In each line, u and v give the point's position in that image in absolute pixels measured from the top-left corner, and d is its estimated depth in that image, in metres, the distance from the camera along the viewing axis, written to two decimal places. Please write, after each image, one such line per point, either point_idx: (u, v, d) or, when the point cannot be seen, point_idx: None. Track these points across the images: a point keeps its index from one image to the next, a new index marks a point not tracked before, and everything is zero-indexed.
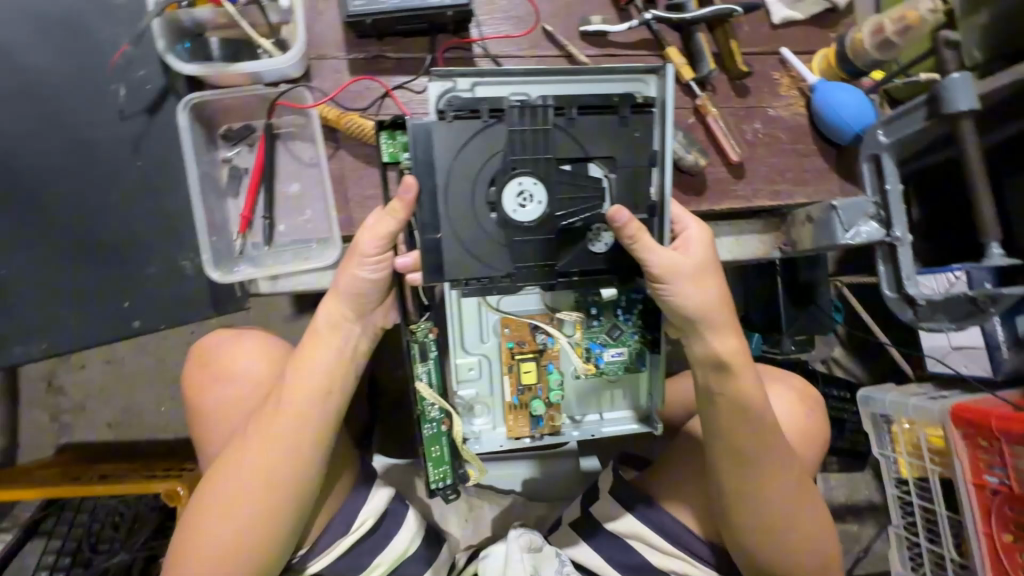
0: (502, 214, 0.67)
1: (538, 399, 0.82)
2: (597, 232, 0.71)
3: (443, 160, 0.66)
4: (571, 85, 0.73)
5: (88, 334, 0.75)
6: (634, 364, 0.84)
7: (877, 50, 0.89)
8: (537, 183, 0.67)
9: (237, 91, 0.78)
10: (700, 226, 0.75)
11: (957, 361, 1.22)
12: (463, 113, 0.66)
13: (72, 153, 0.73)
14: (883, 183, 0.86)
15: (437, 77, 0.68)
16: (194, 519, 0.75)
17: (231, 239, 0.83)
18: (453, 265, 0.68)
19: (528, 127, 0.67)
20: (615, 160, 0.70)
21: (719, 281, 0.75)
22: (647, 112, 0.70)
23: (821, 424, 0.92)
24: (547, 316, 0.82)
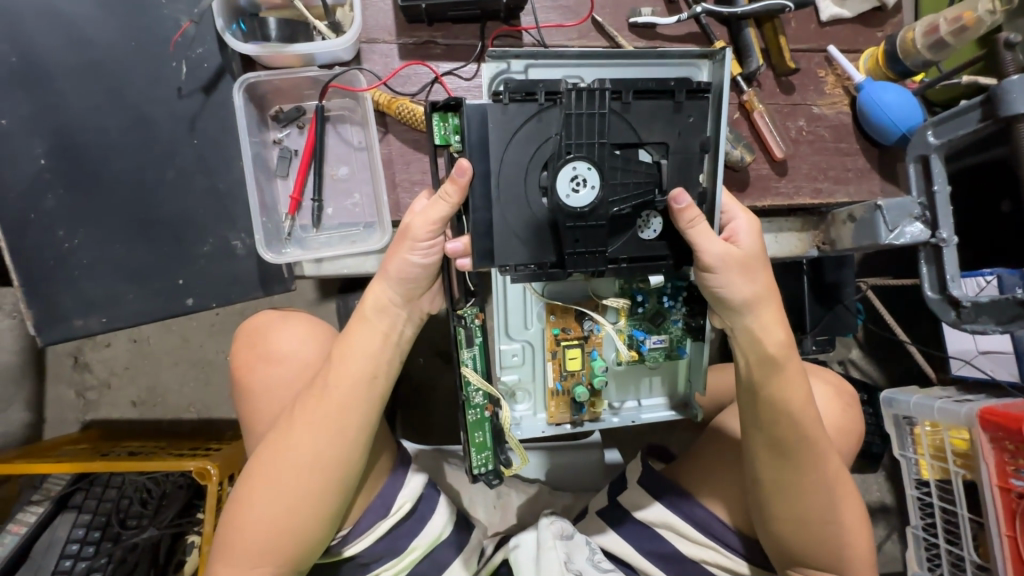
0: (554, 200, 0.63)
1: (580, 385, 0.82)
2: (646, 219, 0.69)
3: (497, 144, 0.65)
4: (623, 69, 0.70)
5: (144, 309, 0.77)
6: (676, 351, 0.83)
7: (929, 49, 0.89)
8: (591, 168, 0.63)
9: (290, 73, 0.79)
10: (749, 218, 0.75)
11: (984, 365, 1.23)
12: (518, 95, 0.64)
13: (134, 130, 0.75)
14: (931, 183, 0.86)
15: (491, 58, 0.66)
16: (239, 499, 0.75)
17: (280, 220, 0.83)
18: (503, 250, 0.67)
19: (585, 110, 0.64)
20: (668, 146, 0.68)
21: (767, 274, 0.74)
22: (701, 96, 0.67)
23: (854, 422, 0.94)
24: (592, 302, 0.81)
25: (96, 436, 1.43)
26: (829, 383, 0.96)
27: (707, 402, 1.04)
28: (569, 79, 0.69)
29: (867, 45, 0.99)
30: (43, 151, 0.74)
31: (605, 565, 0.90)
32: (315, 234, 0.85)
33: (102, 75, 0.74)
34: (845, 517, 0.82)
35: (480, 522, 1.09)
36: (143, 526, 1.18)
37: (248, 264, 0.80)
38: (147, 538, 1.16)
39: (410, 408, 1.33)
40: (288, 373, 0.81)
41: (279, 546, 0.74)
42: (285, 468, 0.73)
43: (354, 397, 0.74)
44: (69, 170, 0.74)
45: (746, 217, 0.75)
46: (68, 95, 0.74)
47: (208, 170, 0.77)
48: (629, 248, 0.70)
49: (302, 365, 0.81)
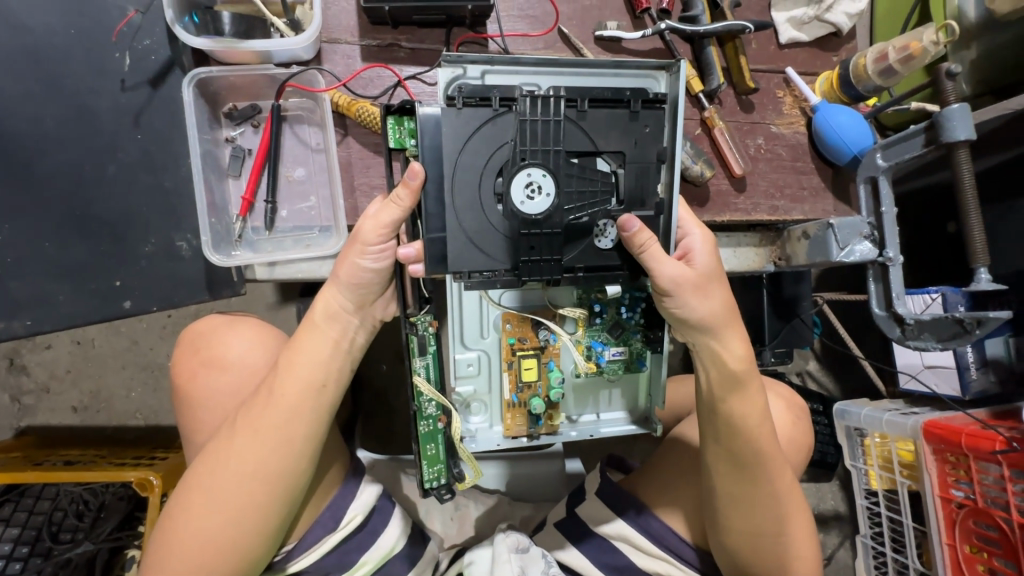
0: (508, 206, 0.64)
1: (537, 397, 0.81)
2: (603, 228, 0.68)
3: (450, 148, 0.64)
4: (582, 78, 0.71)
5: (77, 311, 0.72)
6: (635, 363, 0.83)
7: (879, 75, 0.93)
8: (546, 175, 0.65)
9: (245, 69, 0.77)
10: (705, 234, 0.76)
11: (929, 379, 1.27)
12: (473, 100, 0.63)
13: (71, 121, 0.71)
14: (879, 205, 0.89)
15: (446, 63, 0.66)
16: (174, 513, 0.71)
17: (231, 221, 0.80)
18: (457, 257, 0.66)
19: (540, 118, 0.64)
20: (625, 155, 0.68)
21: (722, 291, 0.75)
22: (657, 107, 0.68)
23: (803, 434, 0.96)
24: (549, 311, 0.81)
25: (31, 444, 1.35)
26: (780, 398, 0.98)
27: (665, 413, 1.05)
28: (526, 86, 0.69)
29: (823, 69, 1.03)
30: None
31: None
32: (268, 237, 0.82)
33: (39, 63, 0.70)
34: (793, 528, 0.83)
35: (437, 533, 1.07)
36: (77, 540, 1.12)
37: (194, 267, 0.76)
38: (81, 553, 1.09)
39: (369, 417, 1.30)
40: (233, 380, 0.78)
41: (215, 562, 0.70)
42: (225, 480, 0.70)
43: (301, 407, 0.71)
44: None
45: (705, 234, 0.76)
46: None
47: (153, 167, 0.74)
48: (585, 257, 0.68)
49: (249, 371, 0.78)
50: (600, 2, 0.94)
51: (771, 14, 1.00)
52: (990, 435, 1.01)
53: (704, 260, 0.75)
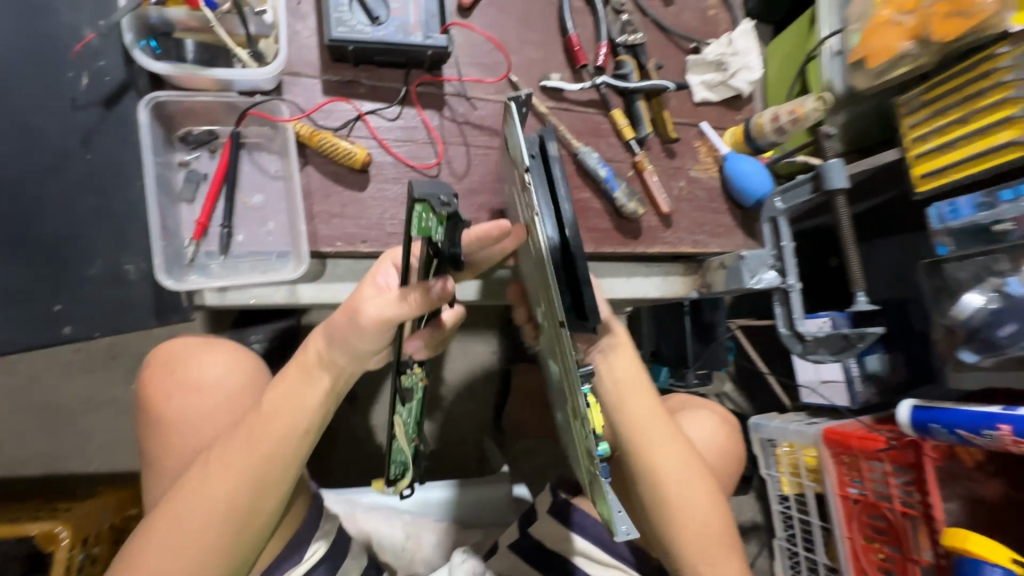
0: None
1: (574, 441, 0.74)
2: None
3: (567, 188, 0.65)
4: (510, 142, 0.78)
5: (11, 336, 0.70)
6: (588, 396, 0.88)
7: (774, 132, 1.10)
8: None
9: (205, 96, 0.78)
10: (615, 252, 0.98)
11: (826, 392, 1.47)
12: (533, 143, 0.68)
13: (14, 138, 0.71)
14: (780, 240, 1.05)
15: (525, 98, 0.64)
16: (128, 552, 0.67)
17: (182, 246, 0.79)
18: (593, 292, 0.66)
19: None
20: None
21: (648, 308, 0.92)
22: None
23: (736, 450, 1.07)
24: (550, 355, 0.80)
25: None
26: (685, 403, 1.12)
27: None
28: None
29: (729, 124, 1.20)
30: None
31: None
32: (222, 262, 0.81)
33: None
34: (708, 501, 0.89)
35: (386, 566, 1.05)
36: None
37: (143, 291, 0.77)
38: None
39: None
40: (210, 404, 0.77)
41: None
42: (188, 522, 0.66)
43: (279, 447, 0.69)
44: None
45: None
46: None
47: (101, 190, 0.75)
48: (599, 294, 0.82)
49: (226, 398, 0.77)
50: (544, 57, 1.05)
51: (686, 76, 1.17)
52: (874, 437, 1.19)
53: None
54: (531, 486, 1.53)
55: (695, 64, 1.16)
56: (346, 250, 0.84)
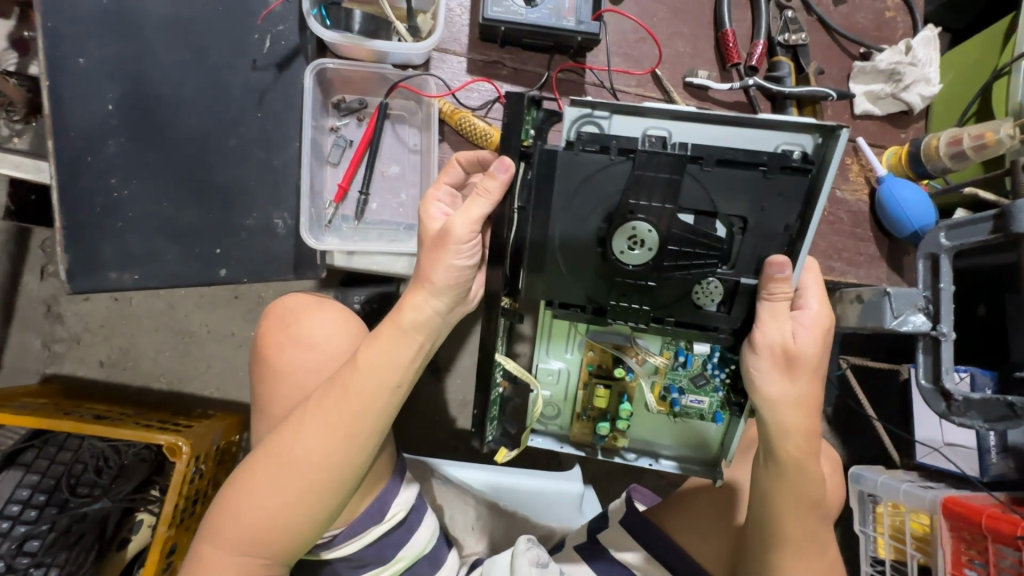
0: (609, 252, 0.70)
1: (604, 420, 0.87)
2: (706, 290, 0.72)
3: (568, 205, 0.70)
4: (725, 129, 0.68)
5: (181, 269, 0.81)
6: (710, 415, 0.86)
7: (951, 158, 0.97)
8: (652, 231, 0.67)
9: (362, 65, 0.83)
10: (825, 311, 0.73)
11: (948, 457, 1.30)
12: (590, 146, 0.68)
13: (205, 92, 0.81)
14: (937, 281, 0.94)
15: (577, 104, 0.67)
16: (235, 483, 0.79)
17: (323, 207, 0.86)
18: (545, 288, 0.75)
19: (666, 170, 0.65)
20: (747, 221, 0.69)
21: (817, 372, 0.73)
22: (797, 177, 0.65)
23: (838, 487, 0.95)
24: (631, 349, 0.84)
25: (57, 391, 1.38)
26: (795, 426, 0.73)
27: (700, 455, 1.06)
28: (652, 130, 0.69)
29: (891, 142, 1.07)
30: (113, 97, 0.78)
31: None
32: (355, 226, 0.88)
33: (192, 53, 0.80)
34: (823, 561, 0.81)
35: (457, 540, 1.11)
36: (94, 496, 1.13)
37: (287, 245, 0.83)
38: (97, 509, 1.10)
39: None
40: (316, 360, 0.87)
41: (268, 541, 0.77)
42: (285, 463, 0.76)
43: (369, 405, 0.76)
44: (138, 121, 0.79)
45: (818, 290, 0.74)
46: (155, 49, 0.79)
47: (267, 146, 0.82)
48: (679, 310, 0.73)
49: (333, 354, 0.87)
50: (693, 51, 0.98)
51: (848, 85, 1.06)
52: (1013, 520, 1.04)
53: (823, 309, 0.73)
54: (600, 492, 1.47)
55: (861, 71, 1.04)
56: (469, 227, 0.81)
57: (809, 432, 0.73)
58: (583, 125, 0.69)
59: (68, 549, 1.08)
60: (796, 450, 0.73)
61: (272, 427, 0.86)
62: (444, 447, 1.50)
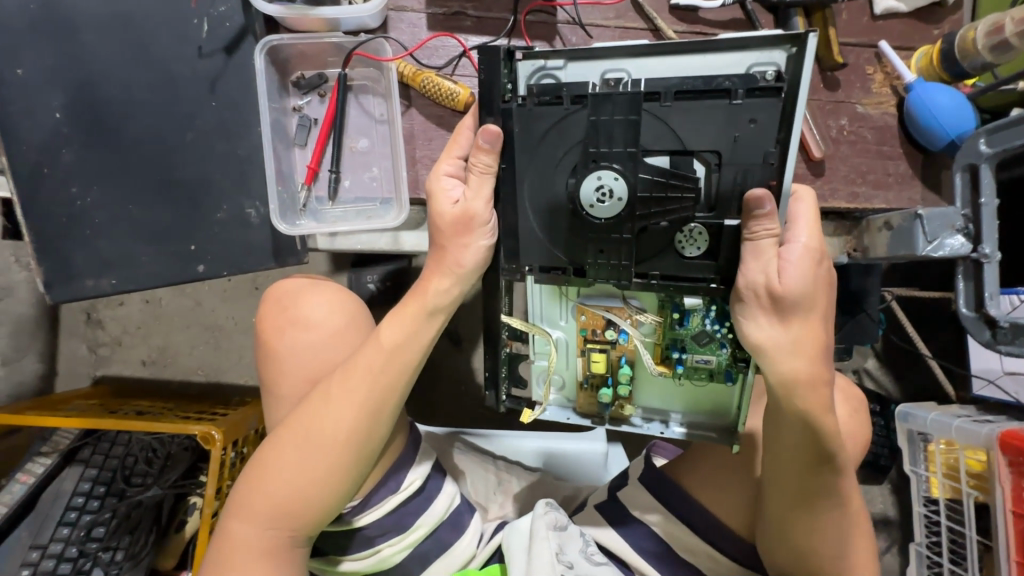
0: (578, 206, 0.64)
1: (606, 387, 0.80)
2: (690, 235, 0.66)
3: (533, 159, 0.67)
4: (686, 61, 0.63)
5: (164, 269, 0.83)
6: (721, 375, 0.76)
7: (990, 51, 0.83)
8: (618, 179, 0.62)
9: (313, 36, 0.79)
10: (818, 241, 0.63)
11: (1009, 387, 1.18)
12: (544, 100, 0.65)
13: (155, 87, 0.80)
14: (978, 196, 0.83)
15: (528, 56, 0.66)
16: (258, 464, 0.80)
17: (296, 190, 0.86)
18: (524, 250, 0.70)
19: (619, 114, 0.61)
20: (721, 154, 0.62)
21: (817, 307, 0.64)
22: (769, 98, 0.59)
23: (861, 429, 0.90)
24: (623, 311, 0.75)
25: (107, 392, 1.48)
26: (796, 376, 0.64)
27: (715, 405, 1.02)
28: (610, 74, 0.65)
29: (921, 43, 0.93)
30: (59, 105, 0.79)
31: (598, 557, 0.91)
32: (331, 207, 0.86)
33: (136, 49, 0.79)
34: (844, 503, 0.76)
35: (478, 504, 1.10)
36: (147, 485, 1.21)
37: (262, 232, 0.83)
38: (150, 496, 1.19)
39: None
40: (318, 339, 0.87)
41: (294, 516, 0.78)
42: (309, 440, 0.78)
43: (394, 378, 0.78)
44: (98, 128, 0.80)
45: (813, 220, 0.65)
46: (100, 51, 0.79)
47: (228, 135, 0.81)
48: (663, 263, 0.67)
49: (336, 332, 0.88)
50: None
51: None
52: None
53: (818, 242, 0.64)
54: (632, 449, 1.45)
55: None
56: None
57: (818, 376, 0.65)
58: (540, 78, 0.67)
59: (130, 533, 1.18)
60: (804, 398, 0.66)
61: (284, 408, 0.87)
62: (471, 415, 1.51)
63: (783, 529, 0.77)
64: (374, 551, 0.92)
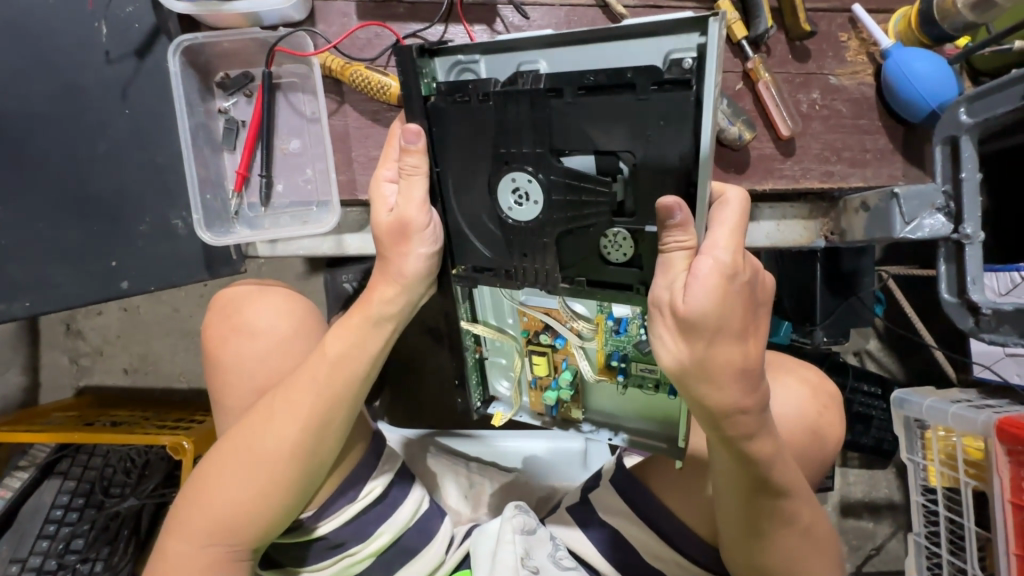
0: (497, 211, 0.62)
1: (551, 388, 0.76)
2: (614, 240, 0.60)
3: (453, 160, 0.63)
4: (602, 48, 0.55)
5: (97, 284, 0.82)
6: (665, 389, 0.72)
7: (972, 10, 0.75)
8: (532, 182, 0.59)
9: (231, 34, 0.75)
10: (736, 256, 0.56)
11: (1009, 370, 1.11)
12: (458, 98, 0.60)
13: (60, 99, 0.79)
14: (958, 170, 0.76)
15: (440, 53, 0.60)
16: (203, 477, 0.79)
17: (227, 197, 0.82)
18: (460, 253, 0.67)
19: (525, 114, 0.57)
20: (634, 155, 0.55)
21: (730, 328, 0.55)
22: (677, 94, 0.51)
23: (834, 423, 0.85)
24: (561, 315, 0.71)
25: (89, 403, 1.48)
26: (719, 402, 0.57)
27: None
28: (526, 66, 0.58)
29: (902, 5, 0.86)
30: None
31: (566, 562, 0.87)
32: (264, 212, 0.83)
33: (50, 62, 0.78)
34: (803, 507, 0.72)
35: (452, 510, 1.08)
36: (125, 495, 1.21)
37: (190, 246, 0.84)
38: (128, 507, 1.19)
39: None
40: (266, 348, 0.85)
41: (239, 530, 0.77)
42: (253, 455, 0.76)
43: (340, 390, 0.75)
44: (14, 143, 0.78)
45: (740, 229, 0.58)
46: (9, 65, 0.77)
47: (144, 144, 0.81)
48: (588, 268, 0.62)
49: (283, 339, 0.86)
50: None
51: None
52: None
53: (741, 255, 0.57)
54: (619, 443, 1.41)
55: None
56: None
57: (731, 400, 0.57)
58: (459, 73, 0.61)
59: (109, 545, 1.18)
60: (729, 427, 0.60)
61: (234, 418, 0.85)
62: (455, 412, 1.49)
63: (740, 539, 0.72)
64: (343, 554, 0.90)
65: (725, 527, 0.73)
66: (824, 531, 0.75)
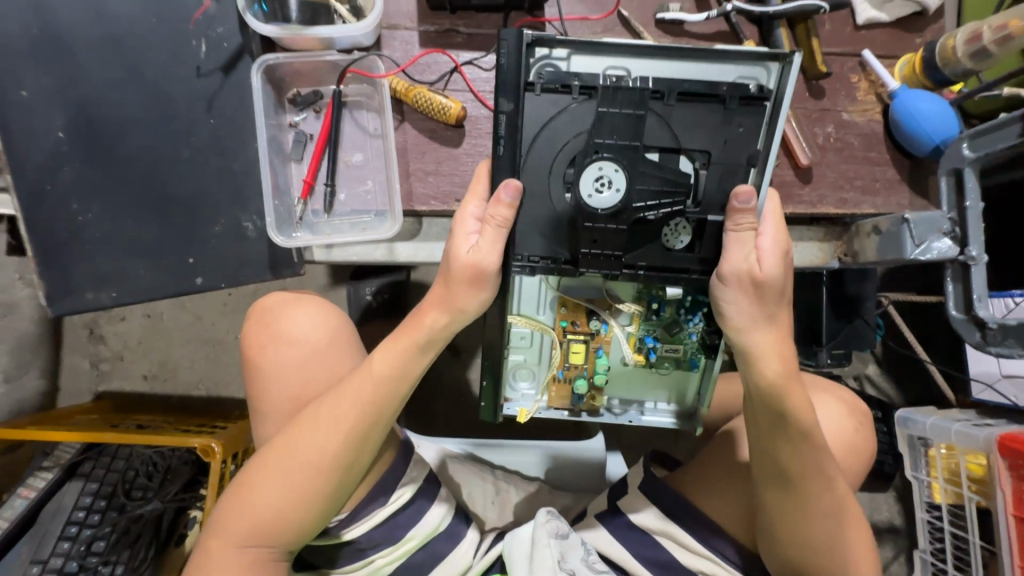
0: (576, 196, 0.68)
1: (581, 378, 0.85)
2: (675, 230, 0.71)
3: (534, 147, 0.70)
4: (679, 66, 0.70)
5: (167, 278, 0.88)
6: (687, 362, 0.84)
7: (970, 58, 0.85)
8: (618, 171, 0.67)
9: (307, 55, 0.86)
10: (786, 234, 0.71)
11: (1008, 390, 1.18)
12: (551, 89, 0.68)
13: (152, 106, 0.86)
14: (963, 199, 0.84)
15: (536, 42, 0.67)
16: (243, 487, 0.80)
17: (292, 203, 0.91)
18: (523, 242, 0.72)
19: (617, 109, 0.67)
20: (711, 155, 0.69)
21: (787, 292, 0.71)
22: (756, 106, 0.68)
23: (866, 443, 0.92)
24: (603, 301, 0.82)
25: (108, 407, 1.49)
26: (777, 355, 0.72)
27: (715, 412, 1.07)
28: (610, 71, 0.69)
29: (904, 52, 0.95)
30: (61, 124, 0.85)
31: (599, 566, 0.90)
32: (326, 219, 0.92)
33: (138, 74, 0.86)
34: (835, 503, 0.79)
35: (478, 514, 1.11)
36: (147, 498, 1.22)
37: (259, 245, 0.89)
38: (151, 510, 1.20)
39: None
40: (305, 356, 0.89)
41: (281, 537, 0.79)
42: (295, 465, 0.78)
43: (381, 402, 0.79)
44: (104, 149, 0.86)
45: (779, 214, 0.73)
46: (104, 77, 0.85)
47: (222, 151, 0.88)
48: (652, 255, 0.72)
49: (319, 348, 0.90)
50: None
51: None
52: None
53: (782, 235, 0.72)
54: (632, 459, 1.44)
55: None
56: (439, 209, 0.86)
57: (782, 353, 0.72)
58: (543, 68, 0.69)
59: (129, 547, 1.18)
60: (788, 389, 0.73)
61: (271, 423, 0.89)
62: (471, 426, 1.51)
63: (778, 527, 0.78)
64: (365, 562, 0.92)
65: (766, 518, 0.79)
66: (862, 531, 0.82)
